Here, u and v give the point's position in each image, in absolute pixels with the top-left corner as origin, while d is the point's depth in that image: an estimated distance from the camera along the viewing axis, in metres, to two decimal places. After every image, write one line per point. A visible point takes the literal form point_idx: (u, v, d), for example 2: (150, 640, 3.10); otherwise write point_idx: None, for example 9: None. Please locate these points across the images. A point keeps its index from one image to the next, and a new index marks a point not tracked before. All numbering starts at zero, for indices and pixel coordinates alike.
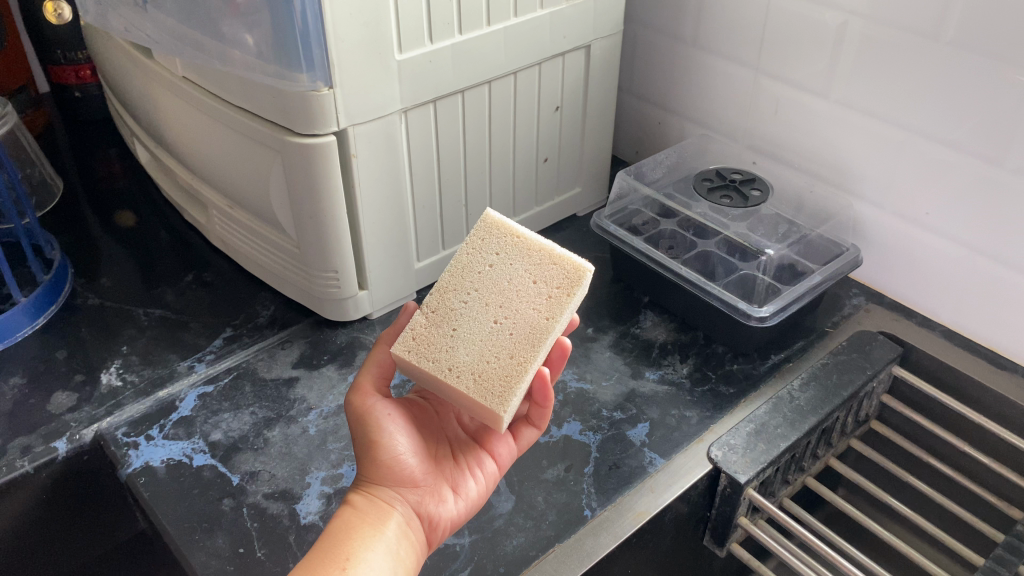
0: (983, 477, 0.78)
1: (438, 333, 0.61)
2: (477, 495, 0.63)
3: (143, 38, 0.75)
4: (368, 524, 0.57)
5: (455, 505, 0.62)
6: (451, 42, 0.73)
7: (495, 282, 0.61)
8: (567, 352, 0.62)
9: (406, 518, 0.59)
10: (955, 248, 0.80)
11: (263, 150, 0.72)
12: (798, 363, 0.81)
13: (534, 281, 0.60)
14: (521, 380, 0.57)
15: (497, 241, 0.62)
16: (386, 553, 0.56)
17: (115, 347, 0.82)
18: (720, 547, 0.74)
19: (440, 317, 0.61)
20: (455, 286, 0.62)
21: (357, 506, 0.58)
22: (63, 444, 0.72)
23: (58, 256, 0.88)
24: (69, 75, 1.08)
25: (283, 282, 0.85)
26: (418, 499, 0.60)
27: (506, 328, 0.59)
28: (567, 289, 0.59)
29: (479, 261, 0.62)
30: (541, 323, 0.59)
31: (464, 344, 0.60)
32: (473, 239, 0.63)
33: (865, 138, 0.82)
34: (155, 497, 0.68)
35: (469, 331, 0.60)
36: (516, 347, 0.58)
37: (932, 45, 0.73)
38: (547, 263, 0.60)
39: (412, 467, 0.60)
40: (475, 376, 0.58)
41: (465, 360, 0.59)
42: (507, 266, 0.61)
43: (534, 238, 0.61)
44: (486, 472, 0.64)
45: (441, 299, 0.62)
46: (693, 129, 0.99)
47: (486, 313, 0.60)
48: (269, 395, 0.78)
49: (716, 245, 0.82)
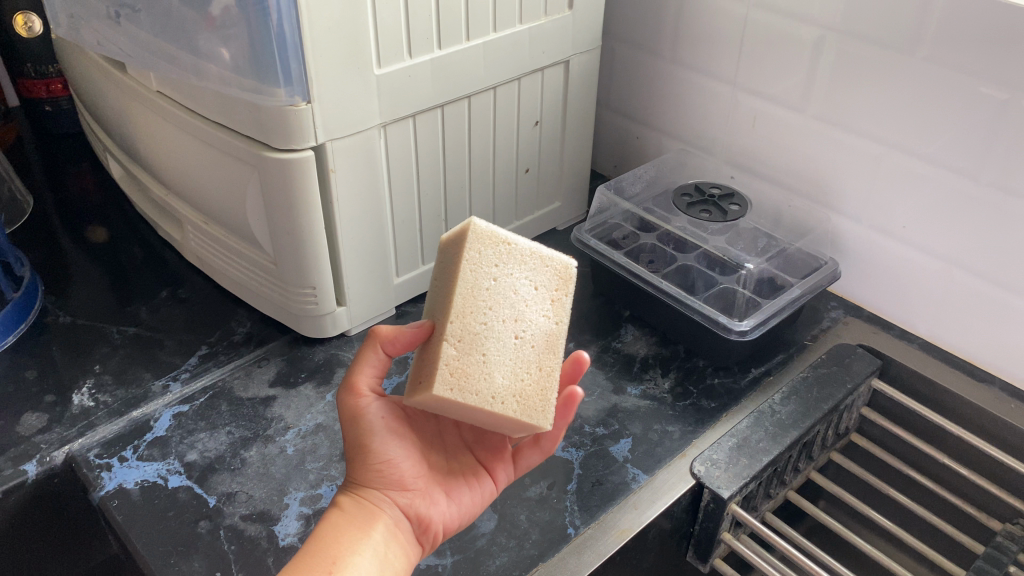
0: (962, 488, 0.79)
1: (471, 363, 0.56)
2: (470, 502, 0.62)
3: (116, 51, 0.74)
4: (356, 526, 0.57)
5: (448, 508, 0.61)
6: (431, 56, 0.72)
7: (505, 296, 0.57)
8: (584, 364, 0.65)
9: (395, 521, 0.58)
10: (932, 261, 0.81)
11: (240, 165, 0.71)
12: (779, 377, 0.81)
13: (535, 288, 0.58)
14: (554, 388, 0.59)
15: (493, 252, 0.56)
16: (373, 557, 0.55)
17: (87, 366, 0.80)
18: (703, 562, 0.74)
19: (466, 345, 0.55)
20: (471, 309, 0.56)
21: (345, 508, 0.58)
22: (33, 467, 0.70)
23: (28, 273, 0.86)
24: (39, 88, 1.06)
25: (260, 299, 0.84)
26: (409, 502, 0.59)
27: (528, 340, 0.58)
28: (564, 290, 0.59)
29: (483, 278, 0.56)
30: (553, 330, 0.59)
31: (498, 367, 0.56)
32: (470, 254, 0.55)
33: (842, 151, 0.82)
34: (128, 520, 0.67)
35: (499, 352, 0.57)
36: (542, 358, 0.58)
37: (908, 60, 0.74)
38: (540, 266, 0.58)
39: (404, 471, 0.59)
40: (518, 397, 0.57)
41: (504, 384, 0.57)
42: (511, 277, 0.57)
43: (522, 241, 0.58)
44: (483, 480, 0.63)
45: (461, 326, 0.55)
46: (672, 143, 0.99)
47: (507, 330, 0.57)
48: (246, 414, 0.77)
49: (695, 259, 0.82)
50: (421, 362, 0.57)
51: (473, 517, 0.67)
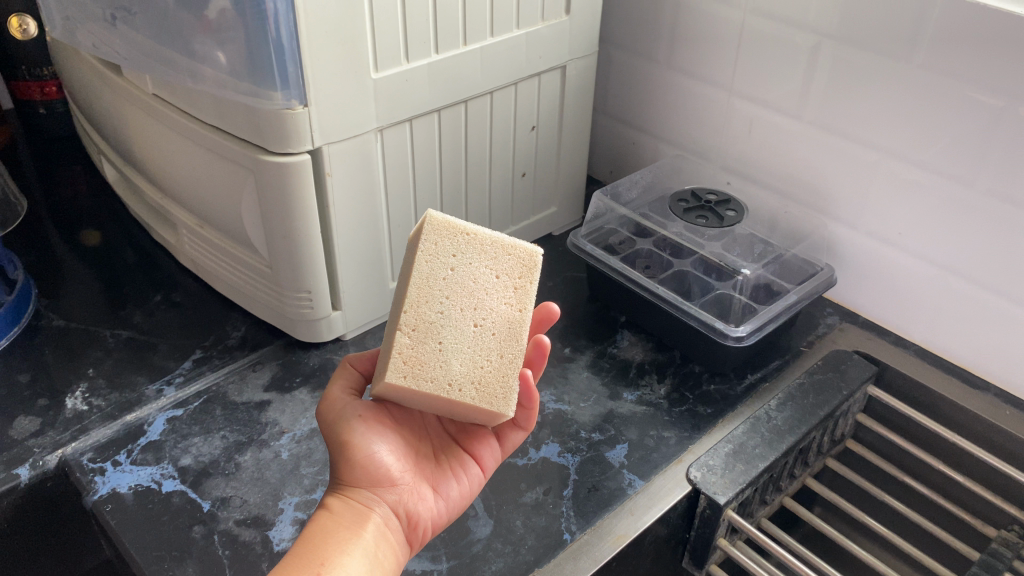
0: (957, 494, 0.79)
1: (427, 351, 0.56)
2: (458, 496, 0.62)
3: (112, 54, 0.74)
4: (345, 526, 0.56)
5: (436, 504, 0.61)
6: (428, 60, 0.72)
7: (463, 284, 0.57)
8: (546, 350, 0.63)
9: (384, 519, 0.57)
10: (927, 268, 0.81)
11: (236, 168, 0.71)
12: (775, 383, 0.81)
13: (496, 276, 0.57)
14: (517, 375, 0.58)
15: (450, 241, 0.56)
16: (363, 556, 0.55)
17: (81, 370, 0.80)
18: (699, 568, 0.74)
19: (421, 334, 0.56)
20: (427, 298, 0.56)
21: (333, 509, 0.57)
22: (26, 471, 0.69)
23: (22, 276, 0.85)
24: (34, 91, 1.06)
25: (256, 303, 0.83)
26: (396, 498, 0.59)
27: (488, 328, 0.57)
28: (527, 277, 0.58)
29: (439, 268, 0.56)
30: (515, 318, 0.58)
31: (455, 355, 0.56)
32: (426, 244, 0.56)
33: (838, 158, 0.83)
34: (122, 525, 0.66)
35: (456, 340, 0.56)
36: (504, 346, 0.58)
37: (903, 67, 0.74)
38: (502, 253, 0.58)
39: (388, 467, 0.59)
40: (478, 385, 0.57)
41: (461, 371, 0.56)
42: (469, 266, 0.57)
43: (482, 229, 0.57)
44: (471, 474, 0.63)
45: (416, 315, 0.56)
46: (668, 149, 0.99)
47: (465, 319, 0.57)
48: (240, 418, 0.76)
49: (692, 265, 0.82)
50: (384, 354, 0.58)
51: (469, 522, 0.67)
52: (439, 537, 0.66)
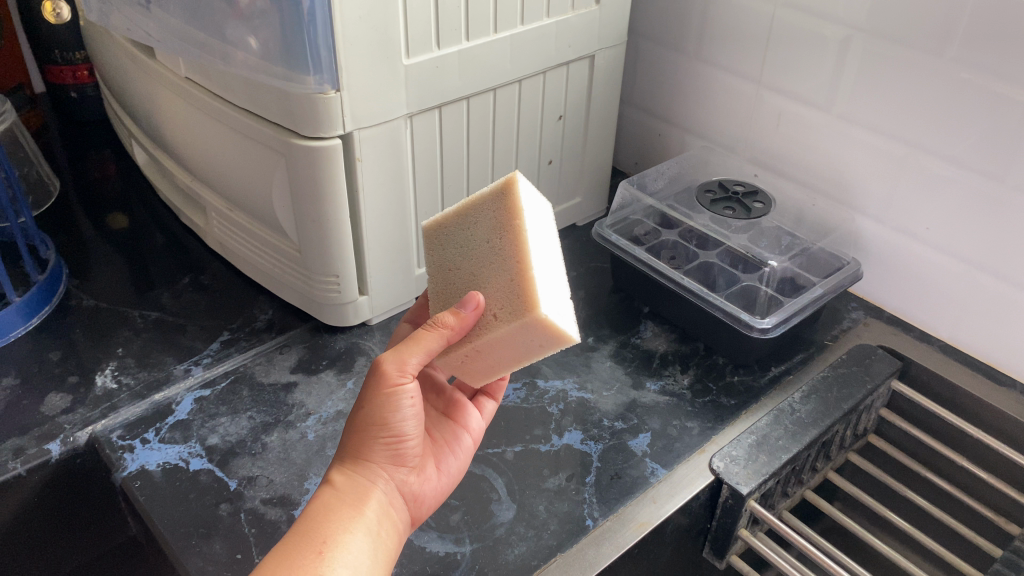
0: (982, 492, 0.78)
1: None
2: (456, 471, 0.63)
3: (146, 37, 0.75)
4: (349, 504, 0.54)
5: (438, 483, 0.61)
6: (459, 48, 0.73)
7: None
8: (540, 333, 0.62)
9: (389, 498, 0.57)
10: (955, 264, 0.80)
11: (267, 152, 0.72)
12: (799, 376, 0.81)
13: None
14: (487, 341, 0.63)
15: None
16: (367, 535, 0.54)
17: (110, 349, 0.81)
18: (719, 559, 0.74)
19: None
20: None
21: (338, 485, 0.55)
22: (57, 446, 0.71)
23: (54, 256, 0.87)
24: (65, 75, 1.07)
25: (282, 286, 0.84)
26: (403, 479, 0.58)
27: None
28: None
29: None
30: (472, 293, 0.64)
31: None
32: None
33: (867, 152, 0.82)
34: (151, 501, 0.67)
35: None
36: None
37: (935, 60, 0.74)
38: None
39: (408, 449, 0.58)
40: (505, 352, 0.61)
41: None
42: None
43: None
44: (464, 448, 0.64)
45: None
46: (695, 141, 0.99)
47: None
48: (267, 399, 0.77)
49: (717, 257, 0.82)
50: (551, 290, 0.54)
51: (491, 506, 0.67)
52: (462, 520, 0.67)
